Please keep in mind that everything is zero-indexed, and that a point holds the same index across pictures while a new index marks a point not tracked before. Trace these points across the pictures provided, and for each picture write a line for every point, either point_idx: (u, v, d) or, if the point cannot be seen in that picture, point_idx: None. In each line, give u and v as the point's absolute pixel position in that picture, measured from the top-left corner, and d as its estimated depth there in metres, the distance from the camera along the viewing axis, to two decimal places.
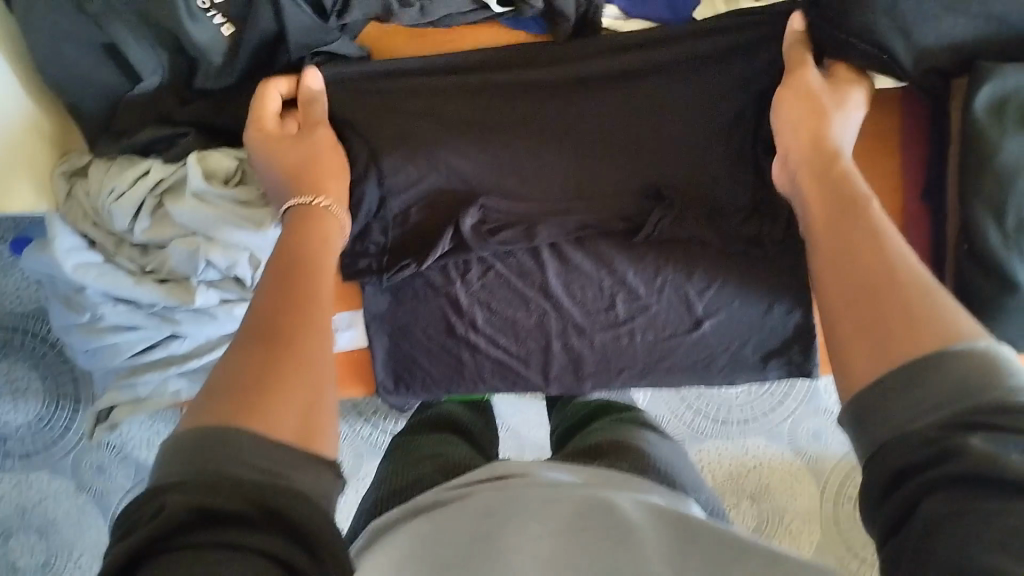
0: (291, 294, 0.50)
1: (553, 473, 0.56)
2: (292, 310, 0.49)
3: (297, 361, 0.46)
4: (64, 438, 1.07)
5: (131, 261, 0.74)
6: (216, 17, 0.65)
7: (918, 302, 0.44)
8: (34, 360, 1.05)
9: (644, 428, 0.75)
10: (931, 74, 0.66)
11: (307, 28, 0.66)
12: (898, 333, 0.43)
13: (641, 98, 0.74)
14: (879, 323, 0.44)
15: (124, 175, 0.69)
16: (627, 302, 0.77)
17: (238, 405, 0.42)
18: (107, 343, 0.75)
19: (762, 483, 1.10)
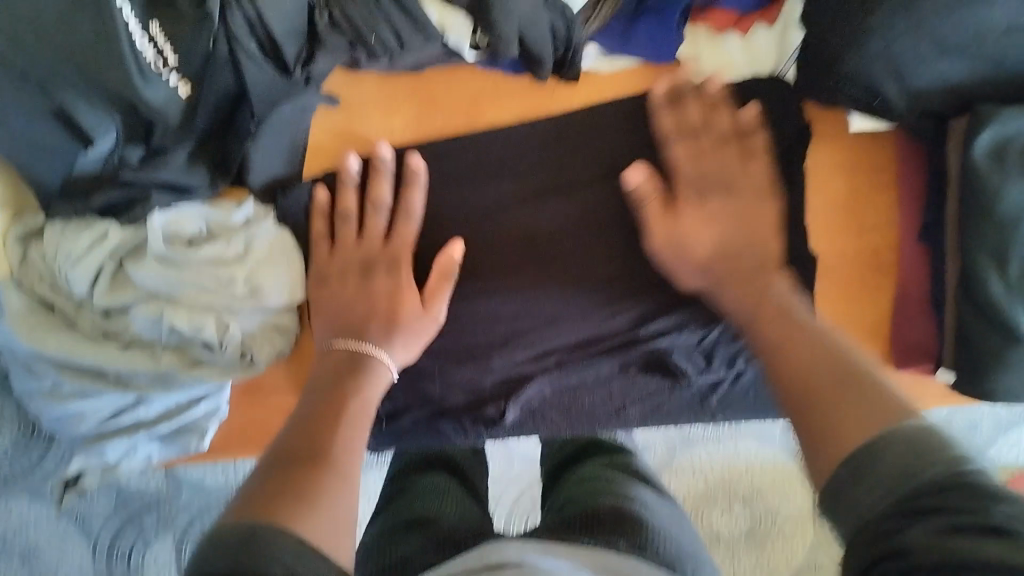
0: (316, 424, 0.56)
1: (547, 559, 0.60)
2: (319, 436, 0.55)
3: (306, 485, 0.49)
4: (41, 466, 1.02)
5: (92, 326, 0.71)
6: (172, 78, 0.60)
7: (801, 341, 0.53)
8: None
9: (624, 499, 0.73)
10: (923, 117, 0.63)
11: (267, 84, 0.62)
12: (822, 401, 0.48)
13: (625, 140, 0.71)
14: (822, 412, 0.47)
15: (79, 239, 0.66)
16: (638, 401, 0.75)
17: (276, 507, 0.46)
18: (72, 409, 0.73)
19: (753, 485, 1.09)
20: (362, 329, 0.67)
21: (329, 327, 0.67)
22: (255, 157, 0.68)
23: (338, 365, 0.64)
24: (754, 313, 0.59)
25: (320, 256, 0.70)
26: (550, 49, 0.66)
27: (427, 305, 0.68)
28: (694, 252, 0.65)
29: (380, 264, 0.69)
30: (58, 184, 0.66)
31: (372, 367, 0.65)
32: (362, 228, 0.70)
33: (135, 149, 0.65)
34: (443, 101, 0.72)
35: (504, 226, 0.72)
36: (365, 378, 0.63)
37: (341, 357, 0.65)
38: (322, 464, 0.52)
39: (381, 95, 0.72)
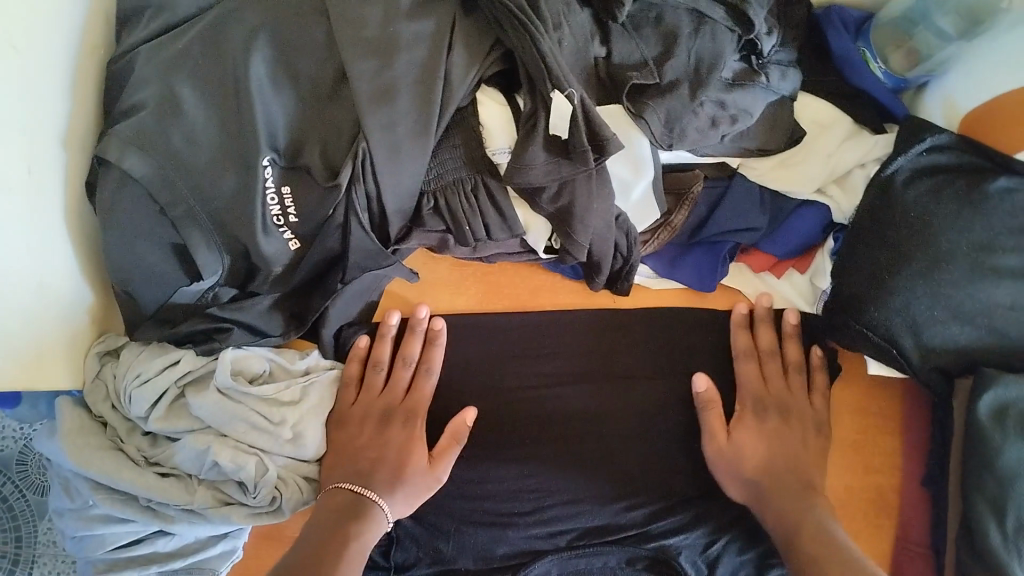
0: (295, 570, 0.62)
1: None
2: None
3: None
4: None
5: (137, 451, 0.73)
6: (288, 234, 0.68)
7: (837, 552, 0.63)
8: None
9: None
10: (935, 371, 0.71)
11: (367, 252, 0.70)
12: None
13: (652, 347, 0.80)
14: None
15: (152, 362, 0.71)
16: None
17: None
18: (96, 532, 0.72)
19: None
20: (366, 477, 0.71)
21: (341, 473, 0.72)
22: (333, 312, 0.76)
23: (339, 509, 0.69)
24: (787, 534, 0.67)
25: (347, 399, 0.77)
26: (610, 262, 0.75)
27: (433, 463, 0.73)
28: (745, 466, 0.72)
29: (399, 414, 0.75)
30: (152, 311, 0.71)
31: (365, 520, 0.68)
32: (388, 381, 0.76)
33: (227, 290, 0.72)
34: (506, 288, 0.81)
35: (535, 408, 0.78)
36: (354, 527, 0.67)
37: (341, 499, 0.70)
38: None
39: (453, 280, 0.81)
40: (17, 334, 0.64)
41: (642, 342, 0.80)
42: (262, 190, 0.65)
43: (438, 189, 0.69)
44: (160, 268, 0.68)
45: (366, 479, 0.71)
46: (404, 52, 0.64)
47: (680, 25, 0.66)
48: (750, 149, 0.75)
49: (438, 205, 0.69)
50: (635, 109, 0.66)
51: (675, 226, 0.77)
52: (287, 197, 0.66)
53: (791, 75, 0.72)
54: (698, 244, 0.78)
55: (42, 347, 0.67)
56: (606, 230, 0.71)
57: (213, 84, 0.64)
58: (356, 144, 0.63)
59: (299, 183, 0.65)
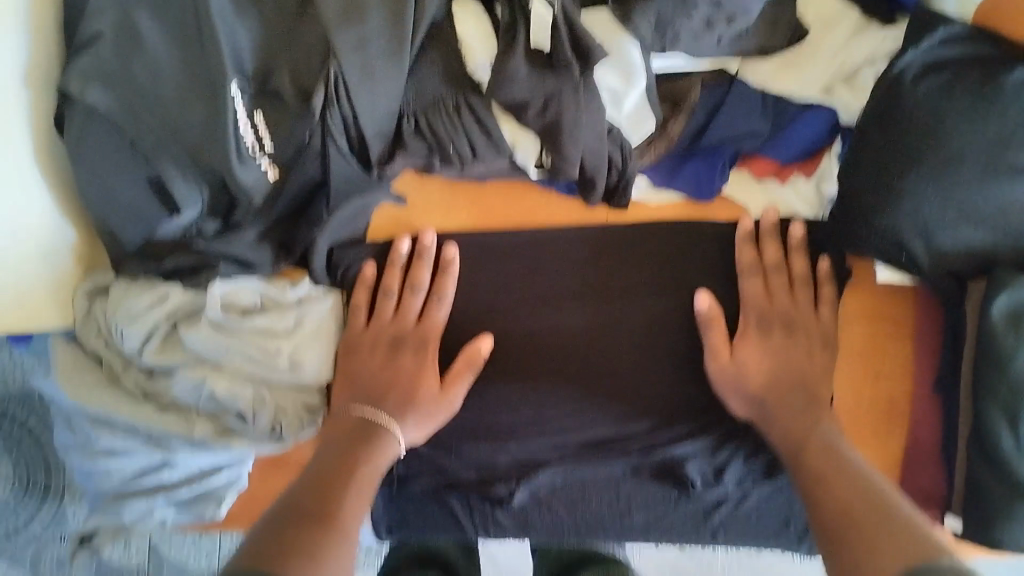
0: (327, 480, 0.62)
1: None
2: (333, 501, 0.59)
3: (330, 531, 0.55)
4: None
5: (134, 385, 0.73)
6: (264, 162, 0.65)
7: (833, 470, 0.61)
8: None
9: None
10: (947, 275, 0.68)
11: (348, 178, 0.67)
12: (870, 533, 0.53)
13: (662, 256, 0.77)
14: (879, 557, 0.51)
15: (141, 297, 0.70)
16: (642, 507, 0.77)
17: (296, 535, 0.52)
18: (100, 466, 0.73)
19: None
20: (379, 399, 0.71)
21: (350, 395, 0.72)
22: (322, 243, 0.73)
23: (348, 432, 0.68)
24: (803, 439, 0.65)
25: (355, 327, 0.75)
26: (605, 176, 0.72)
27: (444, 389, 0.72)
28: (750, 385, 0.70)
29: (410, 343, 0.73)
30: (136, 245, 0.70)
31: (381, 440, 0.68)
32: (398, 307, 0.74)
33: (211, 222, 0.70)
34: (499, 208, 0.79)
35: (551, 321, 0.76)
36: (367, 449, 0.67)
37: (350, 423, 0.69)
38: (329, 524, 0.56)
39: (443, 202, 0.78)
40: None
41: (648, 253, 0.77)
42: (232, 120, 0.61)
43: (419, 109, 0.66)
44: (140, 203, 0.67)
45: (376, 399, 0.71)
46: None
47: None
48: (747, 50, 0.70)
49: (421, 125, 0.66)
50: (623, 13, 0.63)
51: (674, 134, 0.73)
52: (261, 124, 0.63)
53: None
54: (696, 155, 0.75)
55: (25, 289, 0.66)
56: (599, 142, 0.67)
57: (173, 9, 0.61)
58: (326, 64, 0.61)
59: (272, 109, 0.63)
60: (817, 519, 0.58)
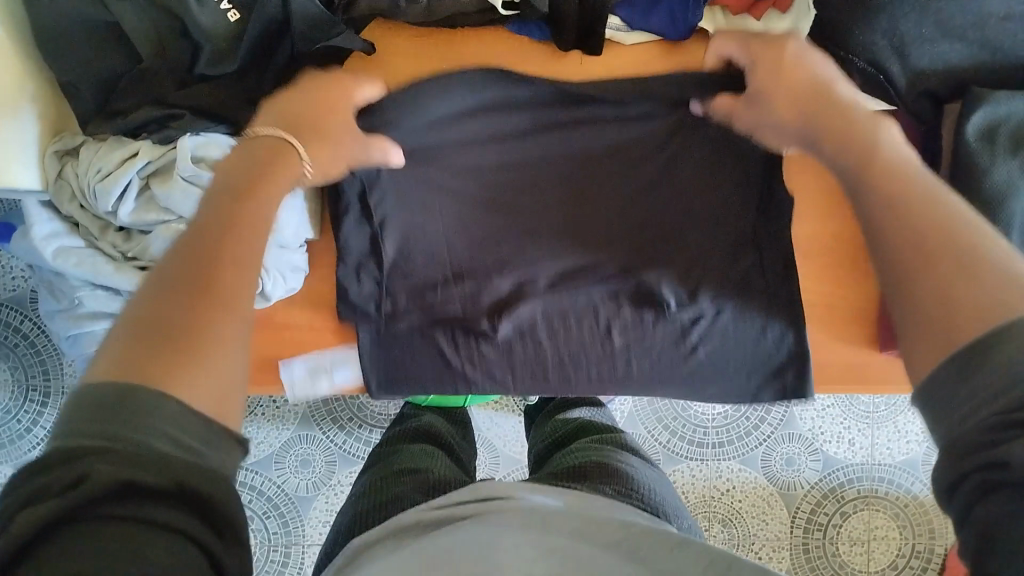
0: (218, 238, 0.49)
1: (537, 497, 0.61)
2: (237, 250, 0.48)
3: (207, 305, 0.44)
4: (31, 432, 1.13)
5: (113, 248, 0.72)
6: (224, 3, 0.66)
7: (895, 170, 0.49)
8: (5, 350, 1.12)
9: (611, 455, 0.81)
10: (923, 99, 0.67)
11: (313, 19, 0.66)
12: (937, 255, 0.42)
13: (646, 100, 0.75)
14: (938, 282, 0.42)
15: (112, 154, 0.69)
16: (622, 328, 0.77)
17: (168, 325, 0.43)
18: (87, 330, 0.73)
19: (734, 508, 1.18)
20: (295, 123, 0.64)
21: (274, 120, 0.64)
22: None
23: (269, 149, 0.61)
24: (865, 156, 0.52)
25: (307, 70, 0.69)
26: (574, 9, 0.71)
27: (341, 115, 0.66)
28: (793, 90, 0.62)
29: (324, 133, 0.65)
30: (99, 104, 0.70)
31: (288, 158, 0.61)
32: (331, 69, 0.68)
33: (176, 75, 0.69)
34: (470, 58, 0.75)
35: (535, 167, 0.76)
36: (273, 170, 0.59)
37: (269, 144, 0.61)
38: (224, 304, 0.45)
39: (413, 54, 0.75)
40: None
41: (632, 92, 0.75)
42: None
43: None
44: None
45: (295, 125, 0.64)
46: None
47: None
48: None
49: None
50: None
51: None
52: None
53: None
54: None
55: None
56: None
57: None
58: None
59: None
60: (885, 248, 0.45)
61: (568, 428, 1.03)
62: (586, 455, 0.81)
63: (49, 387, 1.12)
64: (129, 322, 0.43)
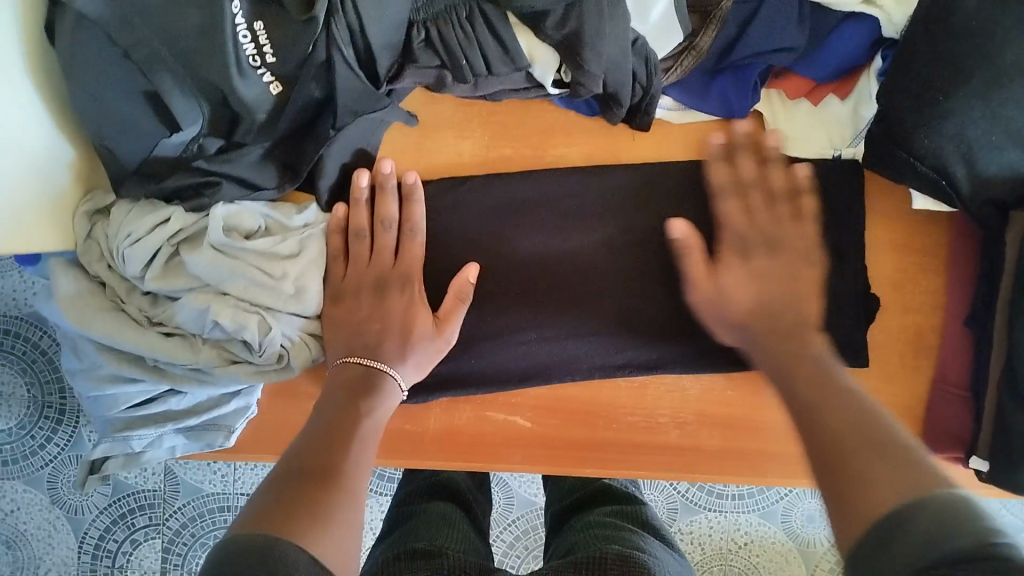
0: (331, 439, 0.59)
1: None
2: (335, 451, 0.58)
3: (325, 501, 0.52)
4: (45, 448, 1.11)
5: (139, 311, 0.70)
6: (267, 76, 0.62)
7: (866, 420, 0.50)
8: (23, 366, 1.10)
9: (636, 544, 0.77)
10: (988, 205, 0.65)
11: (356, 93, 0.63)
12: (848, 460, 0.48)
13: (693, 179, 0.73)
14: (852, 475, 0.47)
15: (142, 220, 0.67)
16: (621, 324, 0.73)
17: (291, 515, 0.49)
18: (108, 393, 0.72)
19: (751, 563, 1.13)
20: (374, 349, 0.69)
21: (341, 349, 0.69)
22: (329, 162, 0.70)
23: (353, 381, 0.66)
24: (795, 384, 0.56)
25: (336, 273, 0.72)
26: (628, 93, 0.67)
27: (439, 325, 0.71)
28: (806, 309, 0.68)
29: (393, 283, 0.71)
30: (135, 165, 0.67)
31: (383, 388, 0.67)
32: (373, 246, 0.72)
33: (213, 140, 0.65)
34: (514, 129, 0.74)
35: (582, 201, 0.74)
36: (372, 400, 0.65)
37: (352, 374, 0.67)
38: (334, 484, 0.54)
39: (455, 124, 0.74)
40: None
41: (674, 168, 0.74)
42: (230, 23, 0.58)
43: (430, 19, 0.62)
44: (136, 118, 0.63)
45: (375, 349, 0.69)
46: None
47: None
48: None
49: (431, 36, 0.62)
50: None
51: (700, 50, 0.68)
52: (261, 33, 0.60)
53: None
54: (726, 72, 0.70)
55: (17, 204, 0.63)
56: (623, 57, 0.63)
57: None
58: None
59: (273, 16, 0.59)
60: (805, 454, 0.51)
61: (592, 489, 1.00)
62: (607, 543, 0.77)
63: (64, 407, 1.10)
64: (261, 506, 0.50)
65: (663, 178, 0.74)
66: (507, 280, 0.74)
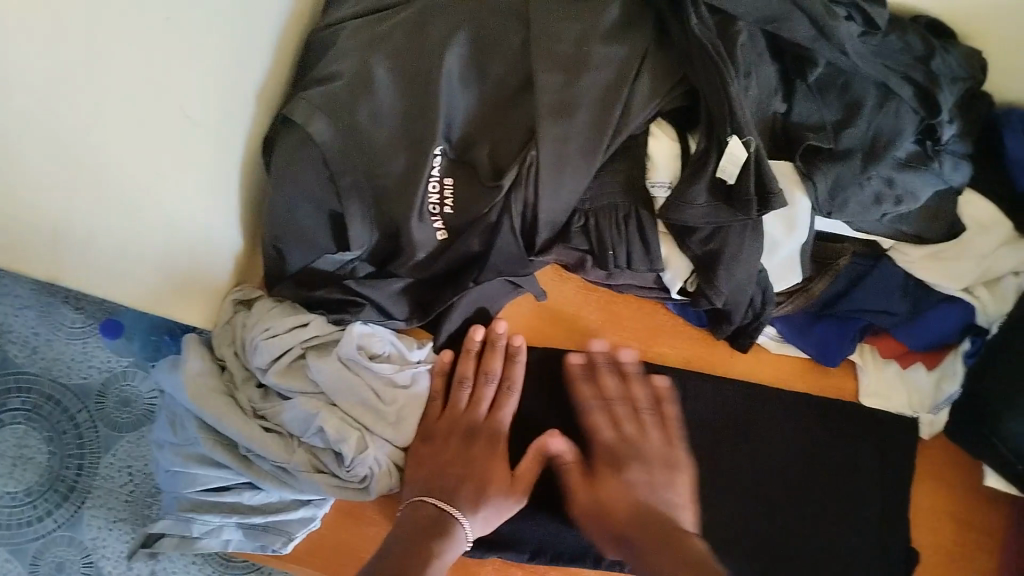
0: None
1: None
2: None
3: None
4: (40, 523, 0.95)
5: (247, 401, 0.74)
6: (439, 224, 0.70)
7: None
8: (51, 433, 0.95)
9: None
10: None
11: (508, 257, 0.72)
12: None
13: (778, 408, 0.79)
14: None
15: (285, 320, 0.73)
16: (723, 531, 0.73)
17: None
18: (191, 471, 0.74)
19: None
20: (452, 494, 0.71)
21: (419, 486, 0.72)
22: (457, 309, 0.77)
23: (423, 521, 0.70)
24: None
25: (432, 411, 0.76)
26: (740, 315, 0.74)
27: (515, 484, 0.74)
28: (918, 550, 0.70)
29: (481, 435, 0.75)
30: (295, 270, 0.75)
31: (449, 534, 0.69)
32: (472, 396, 0.77)
33: (365, 266, 0.75)
34: (625, 321, 0.81)
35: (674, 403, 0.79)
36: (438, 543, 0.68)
37: (426, 514, 0.70)
38: None
39: (578, 305, 0.82)
40: (162, 248, 0.67)
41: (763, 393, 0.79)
42: (426, 173, 0.67)
43: (591, 210, 0.70)
44: (315, 231, 0.71)
45: (448, 492, 0.71)
46: (591, 73, 0.66)
47: (864, 96, 0.68)
48: (907, 232, 0.74)
49: (589, 224, 0.71)
50: (805, 169, 0.67)
51: (812, 293, 0.76)
52: (448, 188, 0.69)
53: (960, 167, 0.71)
54: (829, 318, 0.78)
55: (173, 271, 0.69)
56: (748, 283, 0.71)
57: (407, 71, 0.67)
58: (525, 150, 0.66)
59: (463, 177, 0.68)
60: None
61: None
62: None
63: (77, 485, 0.95)
64: None
65: (752, 400, 0.79)
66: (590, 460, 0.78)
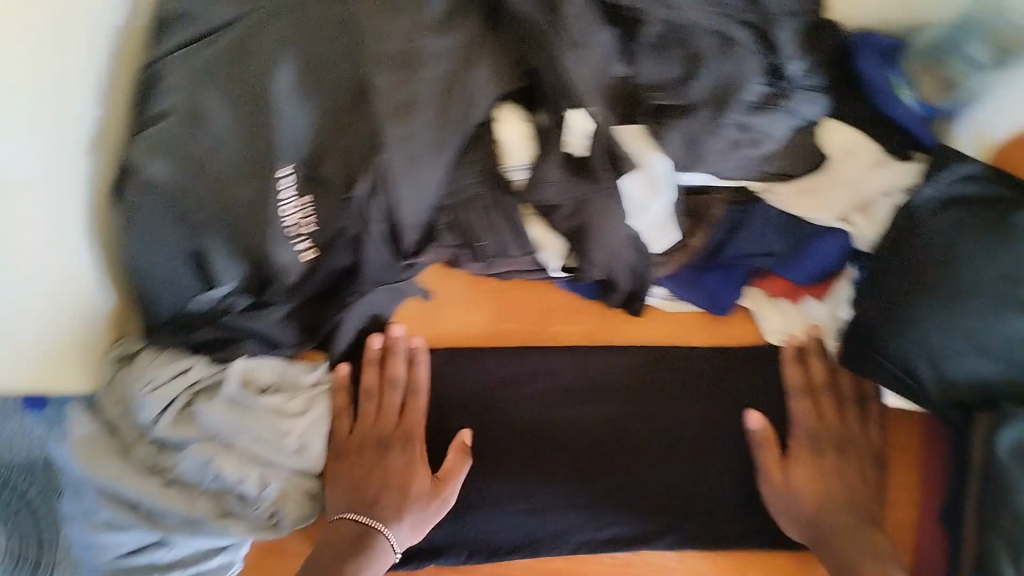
0: None
1: None
2: None
3: None
4: None
5: (144, 458, 0.72)
6: (304, 244, 0.68)
7: None
8: None
9: None
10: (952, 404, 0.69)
11: (381, 265, 0.70)
12: None
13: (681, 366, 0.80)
14: None
15: (166, 368, 0.70)
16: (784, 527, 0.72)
17: None
18: (99, 540, 0.71)
19: None
20: (370, 505, 0.71)
21: (341, 501, 0.71)
22: (346, 325, 0.76)
23: (343, 542, 0.69)
24: None
25: (340, 432, 0.75)
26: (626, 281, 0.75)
27: (439, 485, 0.73)
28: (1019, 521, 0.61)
29: (396, 441, 0.74)
30: (165, 318, 0.71)
31: (370, 551, 0.69)
32: (380, 406, 0.75)
33: (242, 299, 0.72)
34: (518, 309, 0.81)
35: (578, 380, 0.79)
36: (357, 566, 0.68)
37: (346, 534, 0.70)
38: None
39: (468, 299, 0.82)
40: None
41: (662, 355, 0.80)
42: (279, 198, 0.65)
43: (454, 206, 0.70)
44: (178, 274, 0.68)
45: (370, 506, 0.71)
46: (428, 66, 0.64)
47: (705, 46, 0.67)
48: (770, 172, 0.74)
49: (456, 219, 0.71)
50: (656, 128, 0.67)
51: (692, 249, 0.76)
52: (306, 207, 0.66)
53: (818, 100, 0.71)
54: (714, 269, 0.78)
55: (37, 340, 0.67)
56: (622, 249, 0.71)
57: (235, 89, 0.64)
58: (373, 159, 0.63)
59: (318, 194, 0.66)
60: None
61: None
62: None
63: None
64: None
65: (652, 365, 0.80)
66: (504, 452, 0.77)
